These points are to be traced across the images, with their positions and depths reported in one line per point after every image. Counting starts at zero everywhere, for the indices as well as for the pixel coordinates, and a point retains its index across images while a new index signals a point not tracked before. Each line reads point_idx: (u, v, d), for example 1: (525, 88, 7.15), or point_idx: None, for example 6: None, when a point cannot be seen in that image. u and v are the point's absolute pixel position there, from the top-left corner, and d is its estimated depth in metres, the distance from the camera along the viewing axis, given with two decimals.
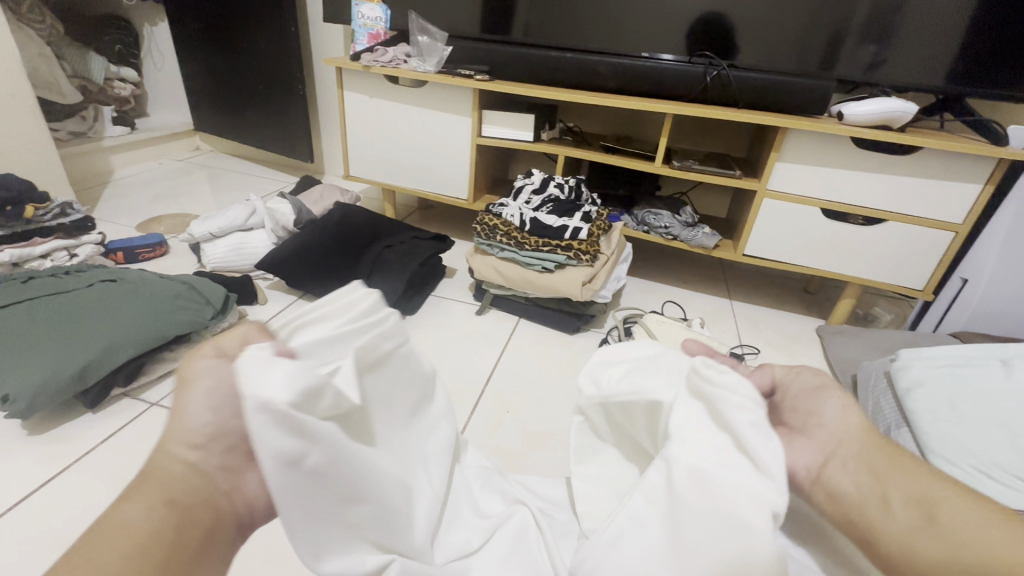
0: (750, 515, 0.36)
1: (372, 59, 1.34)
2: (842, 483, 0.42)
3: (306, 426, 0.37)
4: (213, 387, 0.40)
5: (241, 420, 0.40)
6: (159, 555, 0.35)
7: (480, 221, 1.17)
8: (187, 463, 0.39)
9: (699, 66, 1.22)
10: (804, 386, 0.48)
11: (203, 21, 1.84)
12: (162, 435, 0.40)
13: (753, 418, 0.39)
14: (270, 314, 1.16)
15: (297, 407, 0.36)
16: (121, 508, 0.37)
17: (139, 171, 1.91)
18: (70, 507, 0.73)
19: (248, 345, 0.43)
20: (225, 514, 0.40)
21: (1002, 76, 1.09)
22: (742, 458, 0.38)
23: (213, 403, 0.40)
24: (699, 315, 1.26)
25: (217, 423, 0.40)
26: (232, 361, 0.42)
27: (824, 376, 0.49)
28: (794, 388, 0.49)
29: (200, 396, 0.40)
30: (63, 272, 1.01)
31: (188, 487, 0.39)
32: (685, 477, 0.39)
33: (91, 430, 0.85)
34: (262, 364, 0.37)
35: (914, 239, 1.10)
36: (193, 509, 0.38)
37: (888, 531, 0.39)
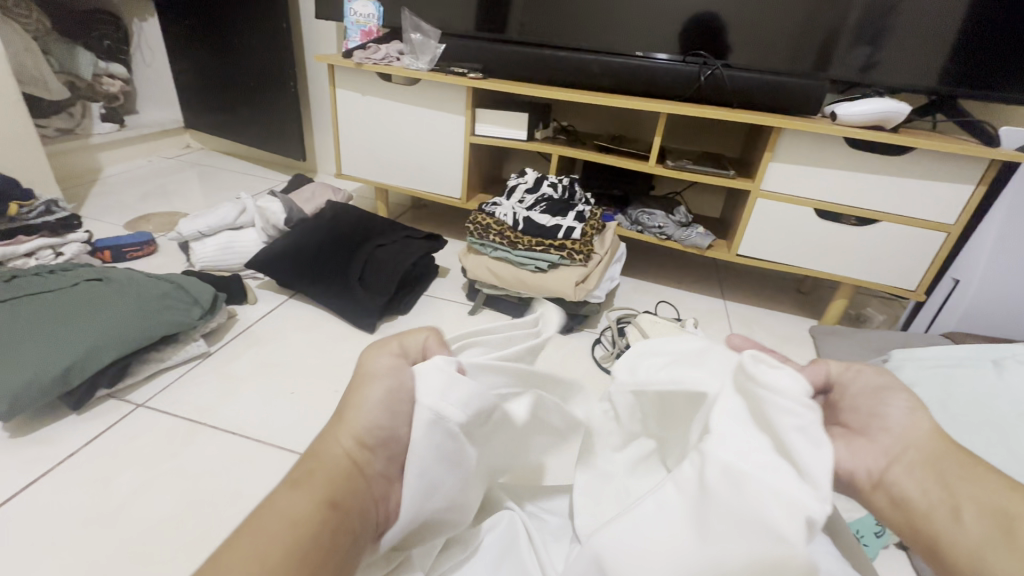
0: (784, 521, 0.34)
1: (364, 56, 1.33)
2: (907, 489, 0.41)
3: (462, 448, 0.43)
4: (394, 390, 0.43)
5: (410, 423, 0.43)
6: (318, 555, 0.35)
7: (473, 219, 1.16)
8: (351, 457, 0.41)
9: (693, 65, 1.22)
10: (866, 385, 0.46)
11: (194, 17, 1.82)
12: (332, 424, 0.42)
13: (800, 421, 0.38)
14: (260, 314, 1.15)
15: (463, 428, 0.43)
16: (283, 494, 0.37)
17: (128, 169, 1.88)
18: (55, 511, 0.71)
19: (430, 354, 0.46)
20: (366, 520, 0.39)
21: (993, 78, 1.10)
22: (786, 461, 0.37)
23: (393, 404, 0.43)
24: (692, 315, 1.26)
25: (386, 425, 0.42)
26: (410, 363, 0.45)
27: (886, 376, 0.46)
28: (854, 388, 0.47)
29: (378, 394, 0.43)
30: (47, 271, 0.99)
31: (349, 488, 0.39)
32: (717, 474, 0.37)
33: (75, 432, 0.83)
34: (444, 379, 0.43)
35: (906, 240, 1.11)
36: (352, 509, 0.38)
37: (956, 542, 0.37)
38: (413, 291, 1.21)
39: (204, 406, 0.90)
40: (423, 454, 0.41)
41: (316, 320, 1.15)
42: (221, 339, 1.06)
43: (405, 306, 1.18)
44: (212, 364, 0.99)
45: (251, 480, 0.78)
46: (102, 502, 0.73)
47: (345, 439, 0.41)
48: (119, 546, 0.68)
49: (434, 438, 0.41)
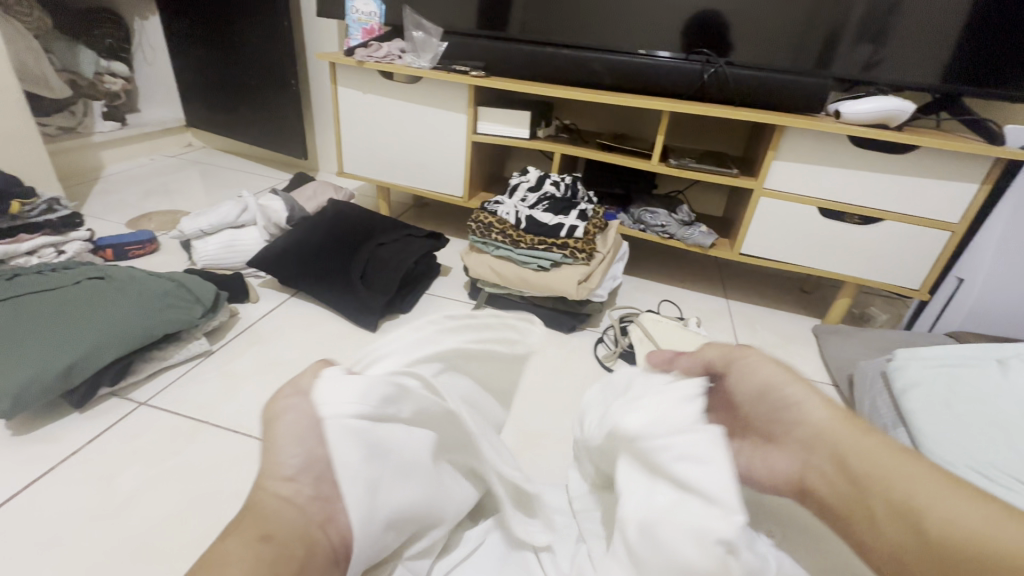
0: (692, 556, 0.38)
1: (366, 54, 1.33)
2: (823, 490, 0.45)
3: (379, 436, 0.45)
4: (297, 420, 0.44)
5: (325, 446, 0.44)
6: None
7: (475, 218, 1.16)
8: (283, 497, 0.43)
9: (696, 63, 1.21)
10: (753, 387, 0.51)
11: (195, 15, 1.82)
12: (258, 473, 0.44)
13: (680, 451, 0.41)
14: (262, 312, 1.15)
15: (371, 420, 0.44)
16: (224, 544, 0.40)
17: (130, 167, 1.88)
18: (57, 509, 0.71)
19: (319, 376, 0.46)
20: (318, 546, 0.42)
21: (998, 76, 1.09)
22: (683, 494, 0.40)
23: (299, 435, 0.44)
24: (695, 314, 1.25)
25: (304, 455, 0.44)
26: (307, 395, 0.46)
27: (767, 373, 0.51)
28: (744, 389, 0.52)
29: (287, 433, 0.44)
30: (48, 269, 0.99)
31: (283, 522, 0.41)
32: (637, 531, 0.43)
33: (77, 430, 0.83)
34: (337, 385, 0.44)
35: (910, 239, 1.10)
36: (288, 542, 0.40)
37: (876, 541, 0.41)
38: (415, 290, 1.21)
39: (206, 405, 0.90)
40: (344, 459, 0.43)
41: (318, 319, 1.15)
42: (223, 338, 1.06)
43: (407, 304, 1.18)
44: (214, 363, 0.99)
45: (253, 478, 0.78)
46: (104, 499, 0.73)
47: (276, 486, 0.43)
48: (121, 544, 0.68)
49: (348, 444, 0.43)
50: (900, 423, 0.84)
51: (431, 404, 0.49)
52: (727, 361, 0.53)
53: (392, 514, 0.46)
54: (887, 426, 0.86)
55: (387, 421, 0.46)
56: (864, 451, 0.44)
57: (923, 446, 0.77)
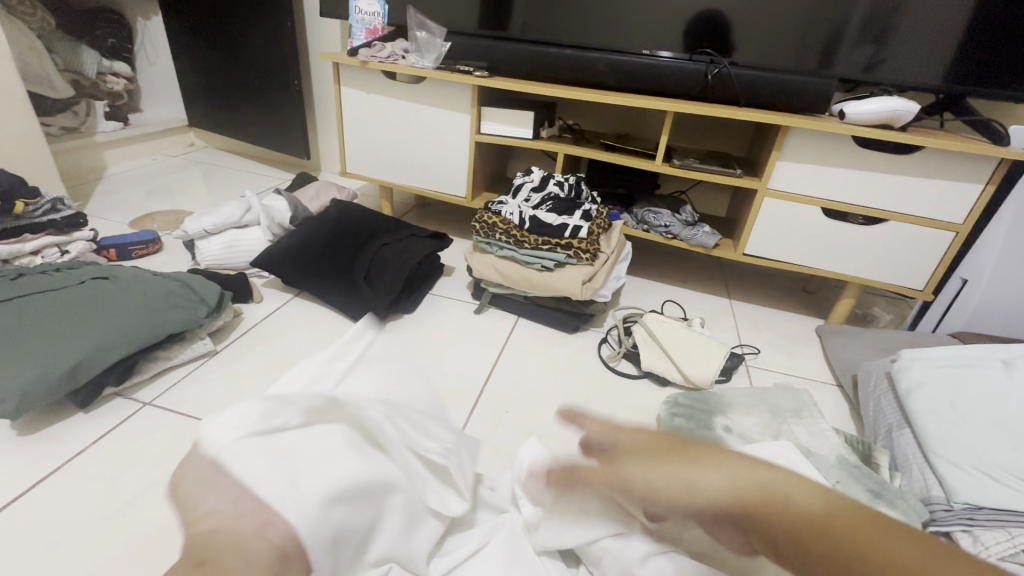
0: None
1: (369, 54, 1.33)
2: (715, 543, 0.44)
3: (276, 441, 0.47)
4: (197, 475, 0.44)
5: (230, 474, 0.44)
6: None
7: (479, 218, 1.16)
8: (211, 526, 0.42)
9: (700, 63, 1.21)
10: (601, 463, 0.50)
11: (198, 15, 1.82)
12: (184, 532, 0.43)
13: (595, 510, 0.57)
14: (266, 312, 1.15)
15: (262, 434, 0.47)
16: None
17: (132, 167, 1.88)
18: (63, 509, 0.71)
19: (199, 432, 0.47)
20: (263, 547, 0.41)
21: (1002, 76, 1.09)
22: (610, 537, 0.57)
23: (206, 477, 0.44)
24: (698, 314, 1.25)
25: (217, 495, 0.43)
26: (201, 447, 0.46)
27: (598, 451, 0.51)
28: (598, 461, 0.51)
29: (196, 485, 0.44)
30: (53, 269, 0.99)
31: (217, 543, 0.40)
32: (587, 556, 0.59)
33: (82, 430, 0.83)
34: (219, 421, 0.47)
35: (915, 240, 1.10)
36: (222, 557, 0.39)
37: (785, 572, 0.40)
38: (418, 290, 1.21)
39: (210, 405, 0.90)
40: (243, 473, 0.44)
41: (322, 319, 1.15)
42: (227, 338, 1.06)
43: (411, 305, 1.18)
44: (219, 363, 0.99)
45: None
46: (109, 499, 0.73)
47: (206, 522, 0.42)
48: (127, 544, 0.68)
49: (247, 460, 0.45)
50: (905, 424, 0.84)
51: (319, 402, 0.51)
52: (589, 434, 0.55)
53: (327, 490, 0.46)
54: (892, 427, 0.86)
55: (282, 430, 0.48)
56: (697, 473, 0.42)
57: (929, 446, 0.78)
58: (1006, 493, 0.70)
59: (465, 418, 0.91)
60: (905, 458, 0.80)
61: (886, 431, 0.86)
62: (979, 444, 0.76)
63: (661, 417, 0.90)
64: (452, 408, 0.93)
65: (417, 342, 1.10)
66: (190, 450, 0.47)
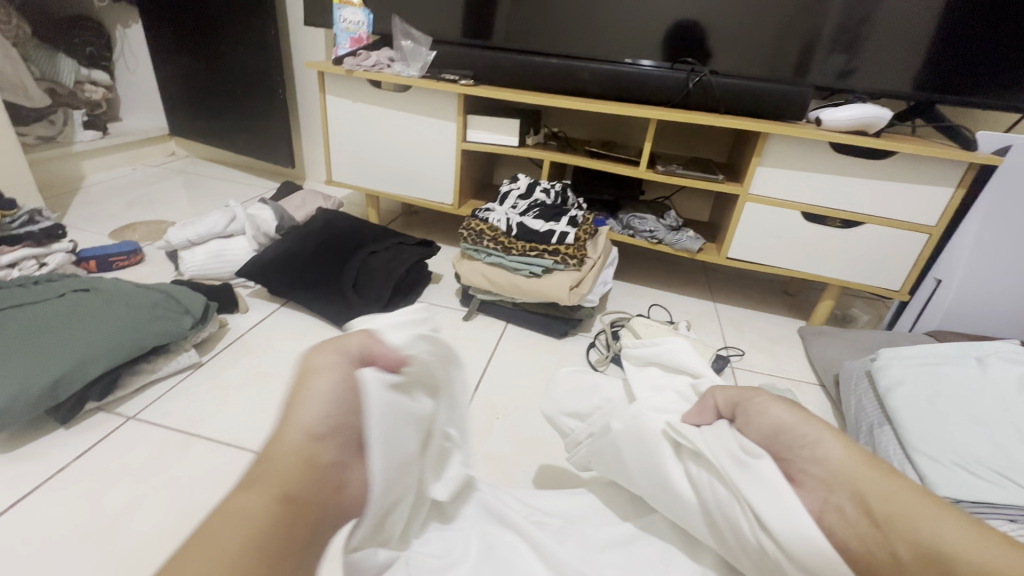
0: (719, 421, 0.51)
1: (355, 63, 1.33)
2: (842, 531, 0.42)
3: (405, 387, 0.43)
4: (336, 385, 0.40)
5: (360, 413, 0.40)
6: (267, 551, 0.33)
7: (467, 225, 1.17)
8: (302, 455, 0.38)
9: (681, 72, 1.23)
10: (728, 396, 0.52)
11: (180, 23, 1.80)
12: (286, 430, 0.39)
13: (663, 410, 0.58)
14: (252, 323, 1.13)
15: (396, 390, 0.42)
16: (237, 499, 0.35)
17: (112, 177, 1.85)
18: (44, 528, 0.70)
19: (356, 358, 0.42)
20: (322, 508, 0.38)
21: (967, 84, 1.14)
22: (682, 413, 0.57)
23: (342, 399, 0.40)
24: (684, 318, 1.27)
25: (335, 416, 0.40)
26: (352, 365, 0.42)
27: (728, 395, 0.53)
28: (745, 417, 0.50)
29: (320, 393, 0.40)
30: (32, 282, 0.97)
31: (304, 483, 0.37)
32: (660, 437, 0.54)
33: (63, 446, 0.81)
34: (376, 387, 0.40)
35: (890, 241, 1.13)
36: (306, 501, 0.37)
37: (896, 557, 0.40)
38: (406, 297, 1.21)
39: (196, 418, 0.88)
40: (374, 423, 0.39)
41: (309, 328, 1.14)
42: (213, 349, 1.04)
43: (399, 312, 1.18)
44: (204, 375, 0.98)
45: None
46: (94, 516, 0.72)
47: (293, 434, 0.39)
48: (115, 560, 0.66)
49: (384, 410, 0.40)
50: (886, 422, 0.87)
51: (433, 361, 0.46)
52: (733, 407, 0.51)
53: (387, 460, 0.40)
54: (873, 425, 0.88)
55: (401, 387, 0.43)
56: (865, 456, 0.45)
57: (909, 443, 0.80)
58: (985, 486, 0.72)
59: None
60: (887, 455, 0.82)
61: (868, 429, 0.88)
62: (956, 439, 0.78)
63: None
64: None
65: None
66: (322, 365, 0.41)
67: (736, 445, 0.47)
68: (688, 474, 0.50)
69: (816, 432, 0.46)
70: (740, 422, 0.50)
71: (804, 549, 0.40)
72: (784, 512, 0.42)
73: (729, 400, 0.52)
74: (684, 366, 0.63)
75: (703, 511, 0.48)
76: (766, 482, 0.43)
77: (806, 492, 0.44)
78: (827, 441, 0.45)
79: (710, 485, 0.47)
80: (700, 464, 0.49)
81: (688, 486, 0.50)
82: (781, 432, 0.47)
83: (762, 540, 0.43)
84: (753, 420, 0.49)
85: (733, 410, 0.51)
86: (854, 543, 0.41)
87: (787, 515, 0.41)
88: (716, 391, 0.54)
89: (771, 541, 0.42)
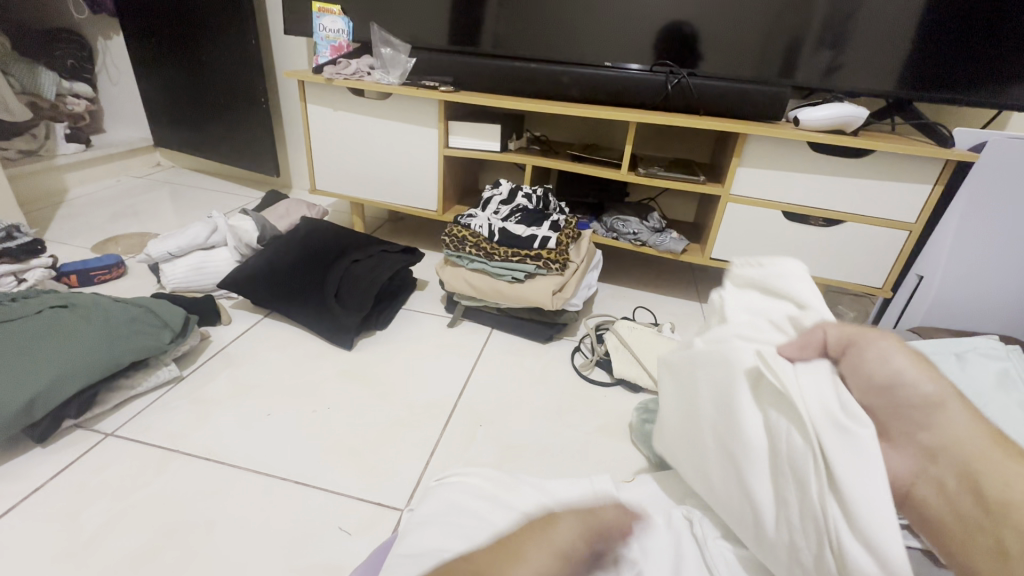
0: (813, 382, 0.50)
1: (335, 71, 1.32)
2: (932, 499, 0.47)
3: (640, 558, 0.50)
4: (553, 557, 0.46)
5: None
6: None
7: (448, 232, 1.16)
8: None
9: (661, 74, 1.24)
10: (841, 335, 0.53)
11: (161, 34, 1.80)
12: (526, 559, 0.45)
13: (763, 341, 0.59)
14: (235, 334, 1.13)
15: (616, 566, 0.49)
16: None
17: (95, 189, 1.84)
18: (20, 550, 0.69)
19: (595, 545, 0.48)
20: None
21: (945, 82, 1.15)
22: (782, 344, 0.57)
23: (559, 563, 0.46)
24: (669, 319, 1.27)
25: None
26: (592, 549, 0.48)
27: (847, 330, 0.53)
28: (862, 365, 0.50)
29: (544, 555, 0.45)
30: (9, 298, 0.96)
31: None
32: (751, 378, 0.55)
33: (41, 465, 0.80)
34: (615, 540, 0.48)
35: (872, 239, 1.14)
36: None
37: (1001, 532, 0.42)
38: (390, 305, 1.21)
39: (177, 433, 0.88)
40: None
41: (293, 338, 1.13)
42: (194, 362, 1.04)
43: (383, 320, 1.18)
44: (184, 389, 0.97)
45: (229, 507, 0.76)
46: (71, 536, 0.71)
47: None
48: None
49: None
50: None
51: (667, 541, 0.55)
52: (844, 347, 0.52)
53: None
54: None
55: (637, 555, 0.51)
56: (980, 430, 0.47)
57: None
58: None
59: (439, 434, 0.91)
60: None
61: None
62: None
63: (634, 425, 0.90)
64: (426, 424, 0.93)
65: (389, 358, 1.10)
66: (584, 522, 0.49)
67: (837, 404, 0.48)
68: (766, 419, 0.52)
69: (924, 377, 0.49)
70: (845, 366, 0.52)
71: (873, 526, 0.43)
72: (875, 485, 0.44)
73: (841, 338, 0.52)
74: (791, 295, 0.60)
75: (770, 456, 0.51)
76: (862, 450, 0.45)
77: (905, 451, 0.48)
78: (948, 406, 0.48)
79: (785, 433, 0.50)
80: (779, 412, 0.51)
81: (761, 432, 0.53)
82: (894, 385, 0.49)
83: (827, 503, 0.46)
84: (870, 366, 0.50)
85: (844, 352, 0.52)
86: (947, 511, 0.46)
87: (871, 483, 0.44)
88: (824, 326, 0.54)
89: (835, 508, 0.45)
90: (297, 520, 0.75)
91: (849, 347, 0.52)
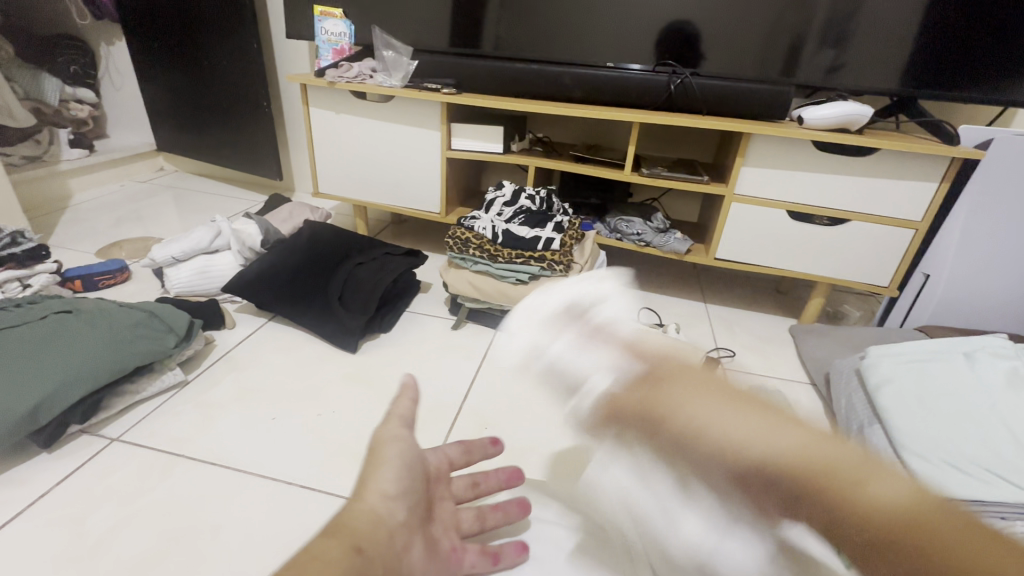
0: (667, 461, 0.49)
1: (337, 75, 1.32)
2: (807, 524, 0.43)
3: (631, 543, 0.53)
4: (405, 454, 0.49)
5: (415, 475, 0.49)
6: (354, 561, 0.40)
7: (452, 234, 1.16)
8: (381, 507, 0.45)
9: (663, 74, 1.23)
10: (641, 396, 0.49)
11: (163, 39, 1.80)
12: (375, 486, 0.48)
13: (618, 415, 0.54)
14: (239, 338, 1.13)
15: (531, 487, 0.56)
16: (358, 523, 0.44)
17: (99, 195, 1.84)
18: (24, 556, 0.69)
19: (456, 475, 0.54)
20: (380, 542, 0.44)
21: (950, 79, 1.14)
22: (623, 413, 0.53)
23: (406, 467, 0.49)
24: (674, 320, 1.27)
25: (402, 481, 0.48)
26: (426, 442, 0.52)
27: (642, 390, 0.49)
28: (671, 423, 0.47)
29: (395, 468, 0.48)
30: (14, 304, 0.96)
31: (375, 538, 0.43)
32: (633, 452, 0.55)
33: (46, 471, 0.80)
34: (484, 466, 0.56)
35: (878, 238, 1.13)
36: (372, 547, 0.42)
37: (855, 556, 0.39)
38: (394, 308, 1.20)
39: (182, 438, 0.87)
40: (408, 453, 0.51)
41: (297, 342, 1.13)
42: (199, 366, 1.04)
43: (387, 322, 1.18)
44: (189, 394, 0.97)
45: (234, 512, 0.76)
46: (76, 542, 0.71)
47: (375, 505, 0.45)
48: None
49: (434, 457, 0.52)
50: (876, 420, 0.86)
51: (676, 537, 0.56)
52: (650, 404, 0.48)
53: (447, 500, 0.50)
54: (863, 423, 0.87)
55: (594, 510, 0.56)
56: (815, 444, 0.41)
57: (898, 441, 0.79)
58: (970, 484, 0.72)
59: (444, 436, 0.91)
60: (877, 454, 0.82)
61: (859, 428, 0.88)
62: (944, 436, 0.77)
63: None
64: (431, 427, 0.93)
65: (393, 360, 1.09)
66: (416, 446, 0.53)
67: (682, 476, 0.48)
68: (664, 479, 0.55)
69: (739, 422, 0.43)
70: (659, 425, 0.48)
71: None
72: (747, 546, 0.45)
73: (640, 403, 0.49)
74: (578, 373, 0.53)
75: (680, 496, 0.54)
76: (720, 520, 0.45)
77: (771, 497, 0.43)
78: (758, 440, 0.42)
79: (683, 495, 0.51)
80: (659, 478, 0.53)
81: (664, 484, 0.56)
82: (704, 439, 0.45)
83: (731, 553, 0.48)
84: (676, 428, 0.46)
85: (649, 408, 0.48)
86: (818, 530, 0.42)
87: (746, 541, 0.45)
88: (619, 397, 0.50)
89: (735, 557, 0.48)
90: (303, 524, 0.75)
91: (655, 413, 0.48)
